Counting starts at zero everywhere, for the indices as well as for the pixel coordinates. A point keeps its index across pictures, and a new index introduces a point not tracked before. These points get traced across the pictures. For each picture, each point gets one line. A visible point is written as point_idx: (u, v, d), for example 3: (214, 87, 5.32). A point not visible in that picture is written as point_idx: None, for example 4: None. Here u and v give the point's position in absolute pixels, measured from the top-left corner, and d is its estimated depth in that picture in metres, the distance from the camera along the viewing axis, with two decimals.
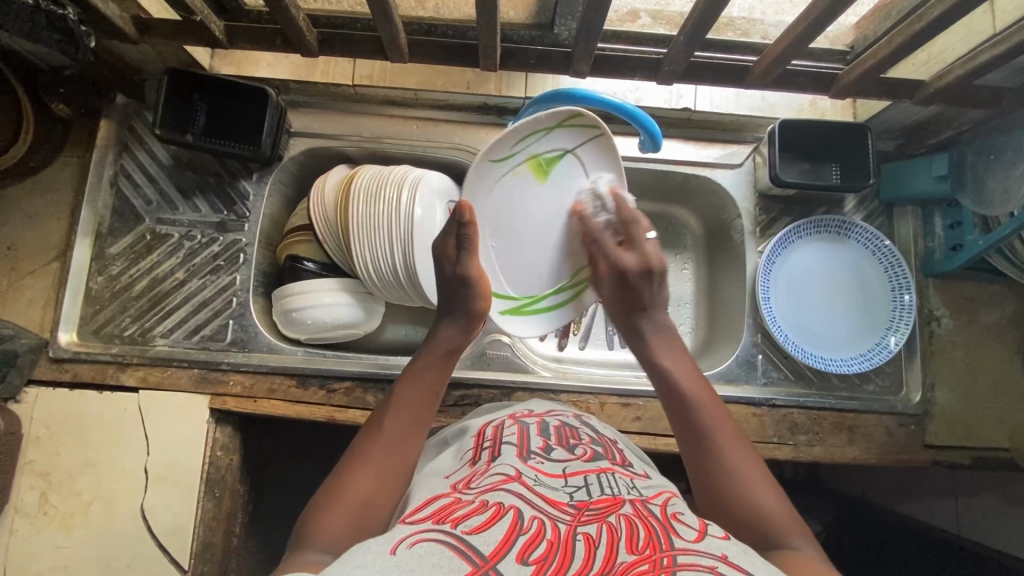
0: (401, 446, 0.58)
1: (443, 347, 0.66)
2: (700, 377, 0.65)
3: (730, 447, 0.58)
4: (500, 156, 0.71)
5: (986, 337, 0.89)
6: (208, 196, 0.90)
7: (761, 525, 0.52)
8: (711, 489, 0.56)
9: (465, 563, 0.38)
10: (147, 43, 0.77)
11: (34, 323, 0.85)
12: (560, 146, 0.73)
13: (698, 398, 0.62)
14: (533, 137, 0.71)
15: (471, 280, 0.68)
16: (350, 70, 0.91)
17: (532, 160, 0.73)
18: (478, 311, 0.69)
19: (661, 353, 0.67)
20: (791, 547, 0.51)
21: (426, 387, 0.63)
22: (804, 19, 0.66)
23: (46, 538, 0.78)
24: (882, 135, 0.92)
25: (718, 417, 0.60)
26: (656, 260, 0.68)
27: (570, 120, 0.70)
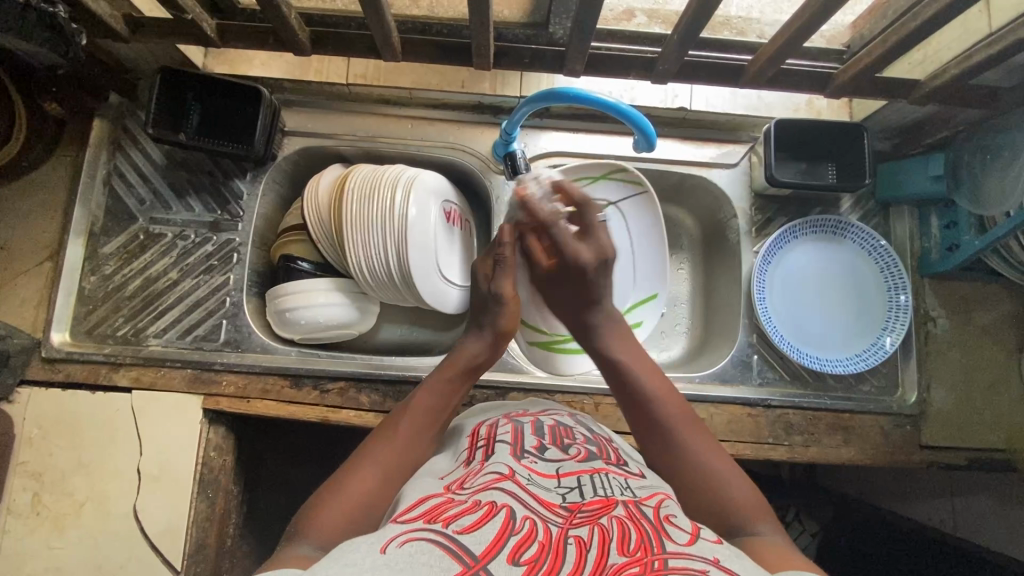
0: (412, 453, 0.59)
1: (465, 363, 0.68)
2: (659, 371, 0.66)
3: (692, 435, 0.59)
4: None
5: (983, 337, 0.88)
6: (201, 195, 0.90)
7: (723, 511, 0.52)
8: (677, 480, 0.57)
9: (456, 563, 0.37)
10: (139, 41, 0.77)
11: (27, 322, 0.85)
12: (603, 197, 0.91)
13: (657, 390, 0.63)
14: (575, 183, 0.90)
15: (504, 298, 0.71)
16: (345, 68, 0.90)
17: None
18: (504, 329, 0.71)
19: (619, 348, 0.69)
20: (755, 534, 0.50)
21: (444, 397, 0.64)
22: (799, 18, 0.66)
23: (39, 538, 0.77)
24: (878, 135, 0.92)
25: (677, 407, 0.62)
26: (608, 251, 0.71)
27: (614, 174, 0.90)
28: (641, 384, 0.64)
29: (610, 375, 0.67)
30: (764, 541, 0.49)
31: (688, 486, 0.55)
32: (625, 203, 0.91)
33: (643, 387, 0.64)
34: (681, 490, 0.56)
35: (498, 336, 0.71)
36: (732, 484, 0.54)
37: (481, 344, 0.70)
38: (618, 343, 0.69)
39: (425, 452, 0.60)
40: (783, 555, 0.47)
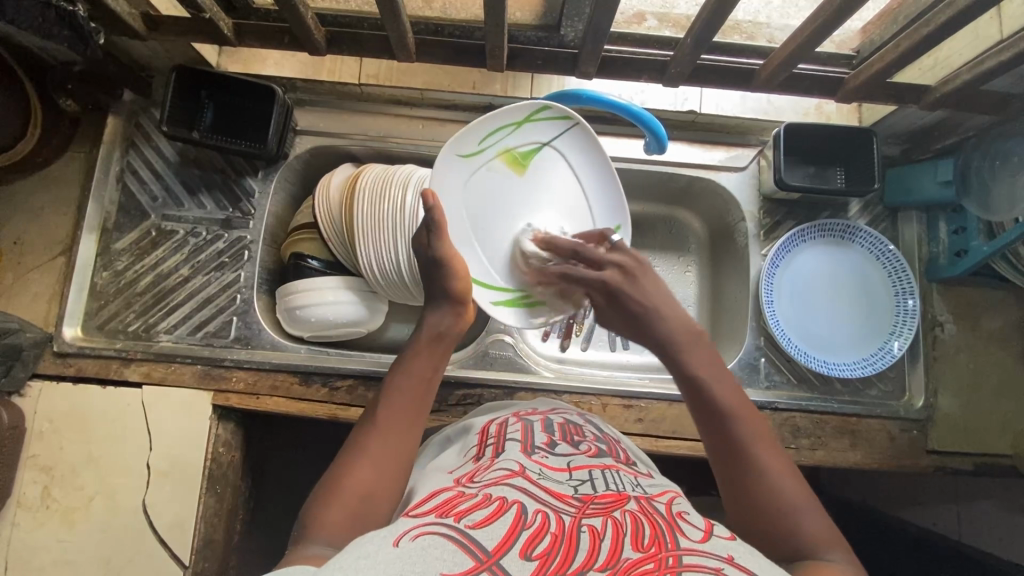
0: (399, 438, 0.57)
1: (432, 333, 0.64)
2: (735, 382, 0.61)
3: (768, 454, 0.55)
4: (468, 151, 0.70)
5: (990, 343, 0.89)
6: (213, 192, 0.90)
7: (796, 542, 0.50)
8: (751, 504, 0.53)
9: (468, 557, 0.38)
10: (156, 40, 0.77)
11: (39, 317, 0.86)
12: (535, 139, 0.72)
13: (735, 406, 0.58)
14: (501, 133, 0.71)
15: (446, 261, 0.65)
16: (357, 68, 0.92)
17: (506, 154, 0.72)
18: (458, 293, 0.66)
19: (695, 358, 0.62)
20: (825, 560, 0.49)
21: (417, 377, 0.61)
22: (812, 22, 0.66)
23: (48, 533, 0.78)
24: (887, 140, 0.92)
25: (755, 424, 0.57)
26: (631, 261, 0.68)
27: (538, 111, 0.71)
28: (716, 398, 0.59)
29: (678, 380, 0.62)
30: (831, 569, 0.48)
31: (763, 510, 0.52)
32: (563, 141, 0.73)
33: (719, 399, 0.59)
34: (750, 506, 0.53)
35: (456, 303, 0.66)
36: (804, 511, 0.52)
37: (443, 314, 0.65)
38: (694, 350, 0.63)
39: (417, 433, 0.59)
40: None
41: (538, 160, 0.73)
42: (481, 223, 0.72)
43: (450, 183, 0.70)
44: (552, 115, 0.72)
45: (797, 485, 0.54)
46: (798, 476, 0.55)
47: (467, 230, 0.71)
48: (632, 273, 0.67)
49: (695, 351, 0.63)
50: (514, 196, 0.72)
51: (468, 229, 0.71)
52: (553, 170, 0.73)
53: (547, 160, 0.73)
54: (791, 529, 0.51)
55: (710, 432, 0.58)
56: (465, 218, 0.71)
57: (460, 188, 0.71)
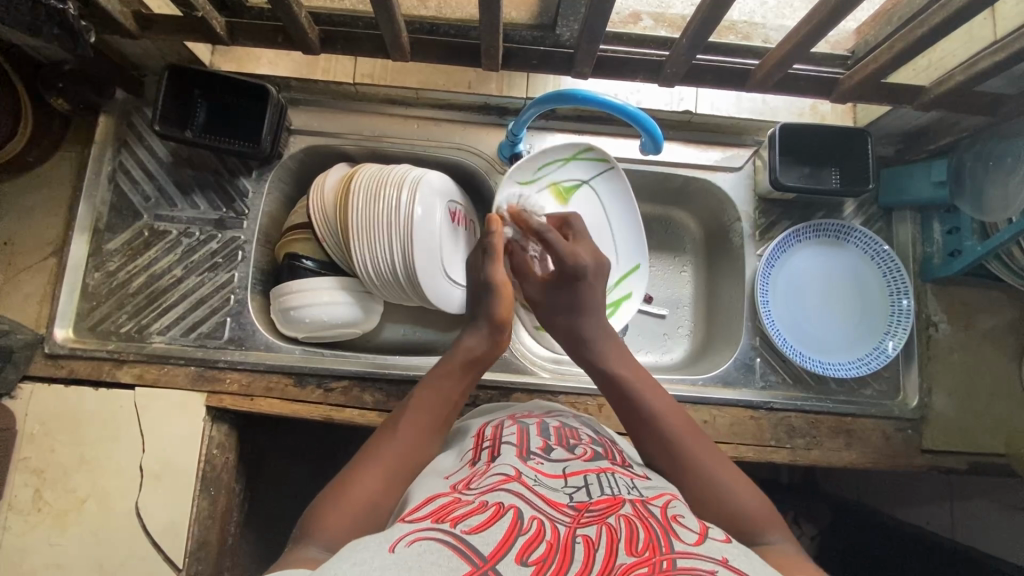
0: (417, 449, 0.57)
1: (466, 357, 0.65)
2: (659, 386, 0.63)
3: (693, 437, 0.57)
4: (525, 179, 0.83)
5: (984, 343, 0.89)
6: (207, 193, 0.90)
7: (736, 518, 0.51)
8: (682, 482, 0.54)
9: (464, 563, 0.38)
10: (147, 39, 0.77)
11: (30, 317, 0.85)
12: (577, 177, 0.86)
13: (663, 411, 0.59)
14: (552, 167, 0.85)
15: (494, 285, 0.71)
16: (351, 69, 0.90)
17: (554, 187, 0.85)
18: (500, 319, 0.69)
19: (615, 360, 0.65)
20: (768, 544, 0.49)
21: (444, 394, 0.62)
22: (806, 24, 0.66)
23: (39, 535, 0.77)
24: (882, 141, 0.92)
25: (677, 414, 0.60)
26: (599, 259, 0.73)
27: (584, 154, 0.84)
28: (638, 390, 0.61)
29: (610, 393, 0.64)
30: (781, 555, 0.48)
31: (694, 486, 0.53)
32: (602, 181, 0.86)
33: (648, 400, 0.60)
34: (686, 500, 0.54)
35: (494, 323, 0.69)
36: (738, 492, 0.52)
37: (481, 337, 0.68)
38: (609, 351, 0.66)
39: (431, 451, 0.59)
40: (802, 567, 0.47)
41: (579, 195, 0.86)
42: None
43: (505, 205, 0.82)
44: (592, 158, 0.85)
45: (725, 465, 0.55)
46: (725, 459, 0.56)
47: None
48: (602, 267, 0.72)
49: (609, 351, 0.66)
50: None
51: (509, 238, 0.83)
52: (590, 206, 0.87)
53: (584, 197, 0.87)
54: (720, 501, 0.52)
55: (636, 425, 0.60)
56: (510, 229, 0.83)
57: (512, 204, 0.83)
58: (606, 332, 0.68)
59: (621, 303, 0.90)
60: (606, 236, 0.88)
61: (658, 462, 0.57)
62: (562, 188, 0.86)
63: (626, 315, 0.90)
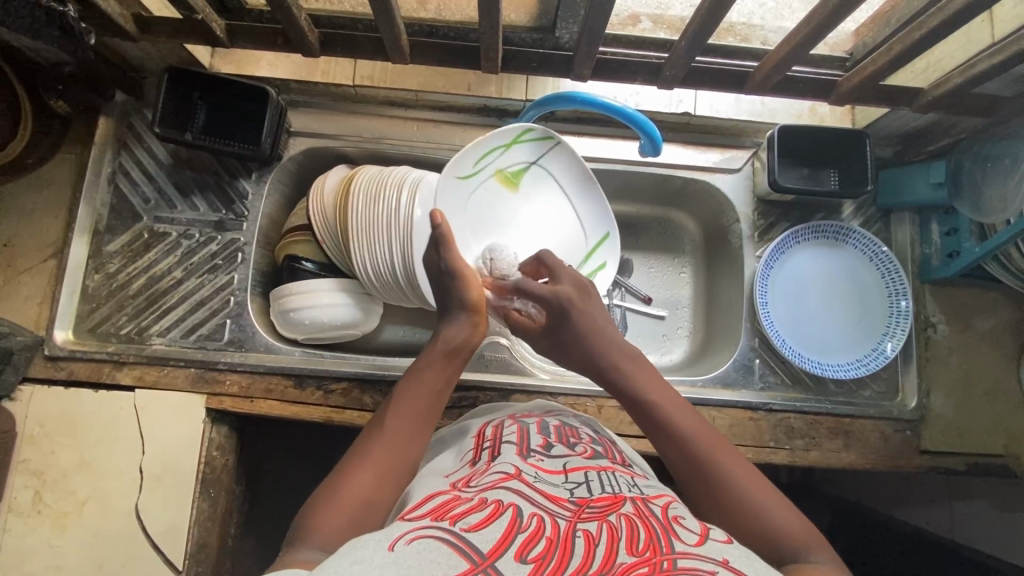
0: (405, 445, 0.57)
1: (446, 347, 0.65)
2: (688, 406, 0.62)
3: (732, 462, 0.56)
4: (466, 173, 0.81)
5: (983, 344, 0.89)
6: (206, 195, 0.90)
7: (781, 544, 0.50)
8: (729, 515, 0.53)
9: (464, 560, 0.38)
10: (148, 41, 0.77)
11: (29, 319, 0.85)
12: (522, 160, 0.85)
13: (695, 432, 0.59)
14: (493, 155, 0.82)
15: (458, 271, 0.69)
16: (351, 70, 0.90)
17: (499, 175, 0.84)
18: (473, 302, 0.68)
19: (645, 384, 0.64)
20: (809, 562, 0.48)
21: (430, 388, 0.62)
22: (805, 28, 0.66)
23: (38, 537, 0.77)
24: (880, 142, 0.93)
25: (713, 439, 0.58)
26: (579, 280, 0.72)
27: (526, 135, 0.83)
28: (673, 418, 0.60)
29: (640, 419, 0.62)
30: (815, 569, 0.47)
31: (741, 518, 0.52)
32: (549, 158, 0.86)
33: (679, 423, 0.60)
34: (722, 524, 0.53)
35: (471, 311, 0.68)
36: (778, 511, 0.52)
37: (460, 326, 0.67)
38: (637, 374, 0.65)
39: (422, 446, 0.59)
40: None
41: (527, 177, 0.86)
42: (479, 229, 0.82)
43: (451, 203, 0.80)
44: (536, 137, 0.84)
45: (755, 479, 0.55)
46: (766, 479, 0.55)
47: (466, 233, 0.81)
48: (584, 291, 0.71)
49: (637, 375, 0.64)
50: (512, 210, 0.86)
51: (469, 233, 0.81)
52: (539, 184, 0.87)
53: (532, 177, 0.87)
54: (768, 532, 0.51)
55: (675, 457, 0.59)
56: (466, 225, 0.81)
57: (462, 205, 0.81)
58: (627, 355, 0.66)
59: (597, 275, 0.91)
60: (565, 212, 0.89)
61: (691, 485, 0.57)
62: (508, 173, 0.85)
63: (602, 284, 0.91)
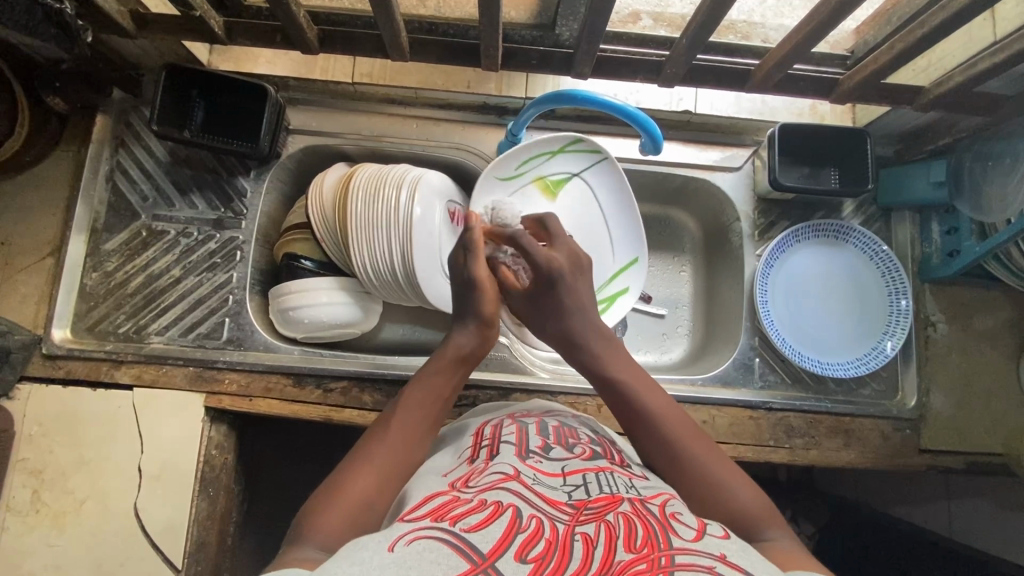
0: (407, 448, 0.57)
1: (456, 352, 0.64)
2: (655, 382, 0.62)
3: (696, 445, 0.56)
4: (507, 174, 0.87)
5: (983, 343, 0.89)
6: (205, 193, 0.90)
7: (738, 522, 0.50)
8: (690, 497, 0.53)
9: (464, 560, 0.38)
10: (145, 38, 0.76)
11: (27, 318, 0.84)
12: (565, 170, 0.89)
13: (661, 407, 0.58)
14: (536, 163, 0.88)
15: (479, 282, 0.67)
16: (350, 67, 0.91)
17: (540, 182, 0.89)
18: (488, 315, 0.67)
19: (614, 363, 0.63)
20: (767, 540, 0.48)
21: (435, 392, 0.61)
22: (806, 26, 0.66)
23: (37, 536, 0.77)
24: (881, 141, 0.92)
25: (679, 421, 0.58)
26: (579, 252, 0.70)
27: (570, 146, 0.87)
28: (642, 398, 0.59)
29: (607, 394, 0.62)
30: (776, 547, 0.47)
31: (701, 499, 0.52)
32: (590, 173, 0.89)
33: (646, 401, 0.59)
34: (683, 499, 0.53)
35: (483, 322, 0.66)
36: (740, 493, 0.52)
37: (469, 334, 0.66)
38: (609, 354, 0.63)
39: (422, 449, 0.59)
40: (798, 560, 0.45)
41: (566, 188, 0.89)
42: None
43: (489, 200, 0.86)
44: (581, 149, 0.87)
45: (717, 458, 0.55)
46: (730, 461, 0.55)
47: None
48: (579, 263, 0.68)
49: (609, 354, 0.63)
50: (547, 218, 0.89)
51: None
52: (580, 199, 0.90)
53: (573, 189, 0.90)
54: (729, 513, 0.51)
55: (647, 437, 0.58)
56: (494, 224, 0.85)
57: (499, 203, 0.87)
58: (600, 331, 0.65)
59: (619, 297, 0.91)
60: (599, 229, 0.90)
61: (659, 459, 0.57)
62: (548, 181, 0.89)
63: (623, 308, 0.90)
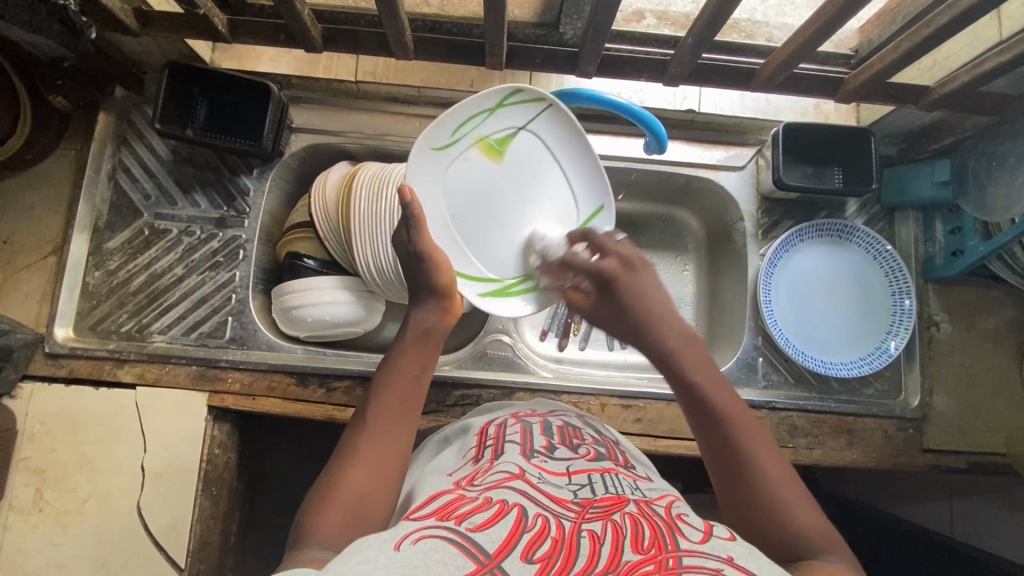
0: (393, 436, 0.56)
1: (418, 330, 0.63)
2: (727, 383, 0.59)
3: (769, 460, 0.54)
4: (443, 142, 0.70)
5: (986, 343, 0.89)
6: (208, 191, 0.89)
7: (799, 543, 0.50)
8: (756, 515, 0.52)
9: (470, 561, 0.37)
10: (148, 36, 0.76)
11: (29, 317, 0.84)
12: (512, 126, 0.71)
13: (731, 413, 0.57)
14: (475, 120, 0.70)
15: (426, 255, 0.64)
16: (353, 65, 0.90)
17: (481, 142, 0.70)
18: (443, 287, 0.64)
19: (694, 365, 0.60)
20: (824, 560, 0.48)
21: (409, 375, 0.60)
22: (812, 25, 0.66)
23: (40, 536, 0.77)
24: (884, 140, 0.92)
25: (753, 431, 0.56)
26: (634, 256, 0.64)
27: (511, 96, 0.70)
28: (718, 406, 0.57)
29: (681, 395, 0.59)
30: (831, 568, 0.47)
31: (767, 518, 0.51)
32: (540, 123, 0.71)
33: (720, 408, 0.57)
34: (747, 513, 0.53)
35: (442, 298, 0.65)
36: (806, 513, 0.51)
37: (430, 310, 0.64)
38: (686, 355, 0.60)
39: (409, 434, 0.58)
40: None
41: (515, 145, 0.71)
42: (458, 214, 0.71)
43: (421, 174, 0.69)
44: (523, 100, 0.70)
45: (785, 474, 0.54)
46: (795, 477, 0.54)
47: (444, 219, 0.70)
48: (633, 266, 0.64)
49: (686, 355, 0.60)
50: (496, 185, 0.71)
51: (445, 219, 0.70)
52: (533, 157, 0.72)
53: (523, 146, 0.72)
54: (794, 537, 0.50)
55: (715, 444, 0.56)
56: (440, 207, 0.70)
57: (436, 179, 0.70)
58: (678, 333, 0.62)
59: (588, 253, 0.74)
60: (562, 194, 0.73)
61: (722, 468, 0.55)
62: (494, 141, 0.71)
63: None
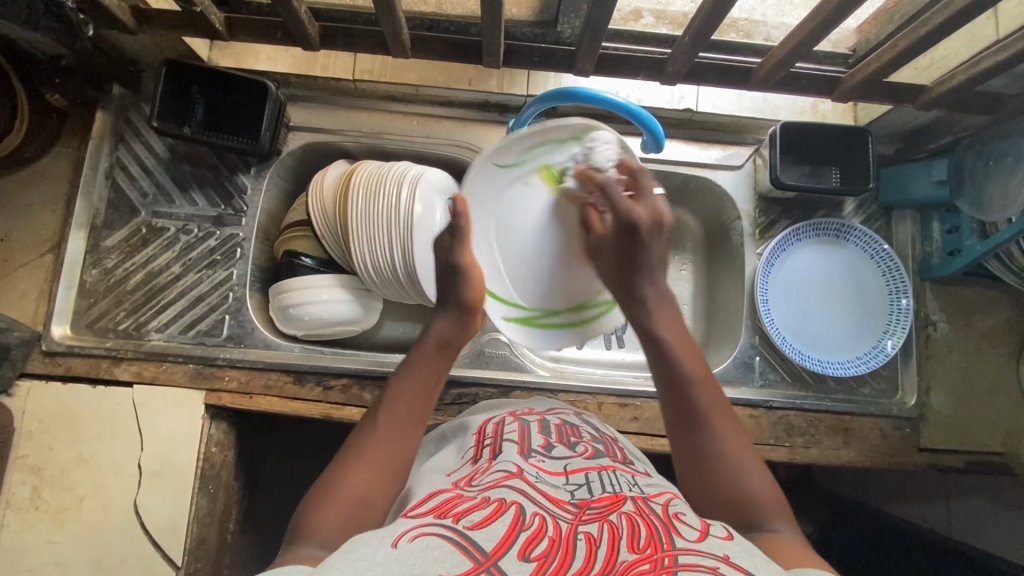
0: (401, 441, 0.56)
1: (436, 342, 0.63)
2: (697, 348, 0.62)
3: (723, 426, 0.56)
4: (508, 161, 0.68)
5: (982, 342, 0.89)
6: (205, 189, 0.89)
7: (744, 508, 0.51)
8: (702, 474, 0.54)
9: (467, 559, 0.37)
10: (146, 34, 0.76)
11: (26, 315, 0.84)
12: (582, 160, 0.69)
13: (697, 372, 0.59)
14: (545, 147, 0.68)
15: (465, 270, 0.64)
16: (351, 63, 0.92)
17: (546, 171, 0.69)
18: (471, 304, 0.65)
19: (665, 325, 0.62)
20: (774, 530, 0.50)
21: (421, 383, 0.61)
22: (810, 24, 0.66)
23: (37, 534, 0.77)
24: (882, 139, 0.92)
25: (713, 394, 0.58)
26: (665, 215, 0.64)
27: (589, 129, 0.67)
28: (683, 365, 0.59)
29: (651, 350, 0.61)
30: (781, 540, 0.49)
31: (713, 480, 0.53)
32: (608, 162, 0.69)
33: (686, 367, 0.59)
34: (693, 470, 0.55)
35: (466, 312, 0.65)
36: (755, 480, 0.53)
37: (450, 322, 0.64)
38: (663, 316, 0.63)
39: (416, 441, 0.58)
40: (797, 552, 0.47)
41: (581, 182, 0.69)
42: (506, 235, 0.70)
43: (480, 190, 0.69)
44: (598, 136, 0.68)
45: (740, 443, 0.55)
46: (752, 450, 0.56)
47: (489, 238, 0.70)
48: (659, 224, 0.63)
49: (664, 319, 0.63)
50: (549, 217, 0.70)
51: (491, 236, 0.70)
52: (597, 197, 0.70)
53: None
54: (737, 499, 0.52)
55: (671, 397, 0.58)
56: (488, 224, 0.70)
57: (491, 197, 0.69)
58: (665, 298, 0.64)
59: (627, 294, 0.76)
60: None
61: (675, 420, 0.58)
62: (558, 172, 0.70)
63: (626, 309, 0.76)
